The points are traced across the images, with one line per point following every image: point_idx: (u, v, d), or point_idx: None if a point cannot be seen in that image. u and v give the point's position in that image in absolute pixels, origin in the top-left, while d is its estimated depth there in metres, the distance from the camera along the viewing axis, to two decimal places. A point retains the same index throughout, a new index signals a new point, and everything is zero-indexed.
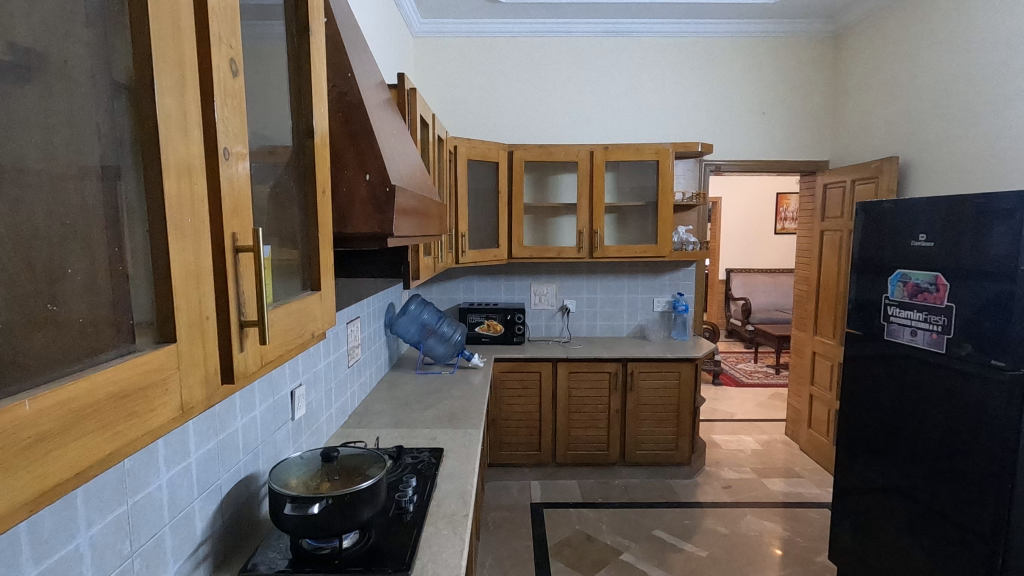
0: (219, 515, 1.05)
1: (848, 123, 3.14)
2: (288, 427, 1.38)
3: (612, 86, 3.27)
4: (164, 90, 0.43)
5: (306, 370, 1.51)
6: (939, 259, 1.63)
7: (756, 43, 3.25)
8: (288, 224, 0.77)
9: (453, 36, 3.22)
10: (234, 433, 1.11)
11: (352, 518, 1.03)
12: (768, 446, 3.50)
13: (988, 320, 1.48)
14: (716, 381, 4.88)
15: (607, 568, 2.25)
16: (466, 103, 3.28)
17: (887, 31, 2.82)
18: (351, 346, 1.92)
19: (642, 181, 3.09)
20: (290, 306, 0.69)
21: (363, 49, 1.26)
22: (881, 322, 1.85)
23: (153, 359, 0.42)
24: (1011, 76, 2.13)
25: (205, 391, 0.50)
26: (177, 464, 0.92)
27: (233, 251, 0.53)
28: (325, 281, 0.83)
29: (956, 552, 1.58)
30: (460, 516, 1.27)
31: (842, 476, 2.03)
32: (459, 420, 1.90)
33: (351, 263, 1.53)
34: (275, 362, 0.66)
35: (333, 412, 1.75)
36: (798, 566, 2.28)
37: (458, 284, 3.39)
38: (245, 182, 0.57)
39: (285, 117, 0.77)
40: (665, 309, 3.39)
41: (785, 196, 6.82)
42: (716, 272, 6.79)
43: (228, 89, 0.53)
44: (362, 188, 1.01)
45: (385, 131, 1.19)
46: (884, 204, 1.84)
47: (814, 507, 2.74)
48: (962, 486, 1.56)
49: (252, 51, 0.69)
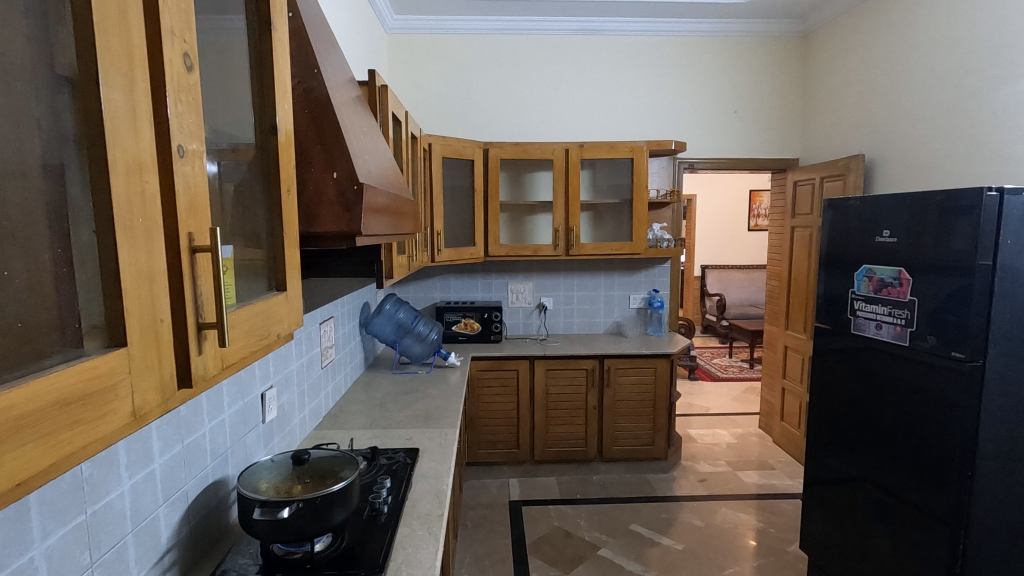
0: (186, 522, 1.03)
1: (818, 122, 3.21)
2: (259, 431, 1.36)
3: (587, 84, 3.28)
4: (111, 84, 0.42)
5: (277, 372, 1.48)
6: (901, 254, 1.67)
7: (728, 43, 3.30)
8: (250, 223, 0.76)
9: (427, 33, 3.20)
10: (201, 437, 1.09)
11: (324, 521, 1.02)
12: (742, 439, 3.57)
13: (951, 313, 1.52)
14: (692, 376, 4.96)
15: (585, 564, 2.26)
16: (441, 101, 3.26)
17: (854, 31, 2.88)
18: (325, 346, 1.90)
19: (617, 178, 3.11)
20: (254, 307, 0.68)
21: (332, 46, 1.25)
22: (848, 316, 1.89)
23: (101, 364, 0.41)
24: (972, 78, 2.20)
25: (161, 396, 0.49)
26: (141, 471, 0.89)
27: (189, 252, 0.52)
28: (292, 281, 0.81)
29: (920, 538, 1.63)
30: (435, 516, 1.26)
31: (812, 467, 2.08)
32: (435, 420, 1.89)
33: (323, 263, 1.51)
34: (237, 364, 0.65)
35: (307, 414, 1.72)
36: (771, 556, 2.33)
37: (434, 283, 3.37)
38: (203, 180, 0.55)
39: (247, 113, 0.76)
40: (641, 306, 3.43)
41: (757, 194, 6.94)
42: (692, 268, 6.89)
43: (183, 84, 0.51)
44: (330, 187, 1.00)
45: (355, 128, 1.18)
46: (851, 201, 1.88)
47: (787, 498, 2.80)
48: (925, 474, 1.61)
49: (211, 46, 0.67)
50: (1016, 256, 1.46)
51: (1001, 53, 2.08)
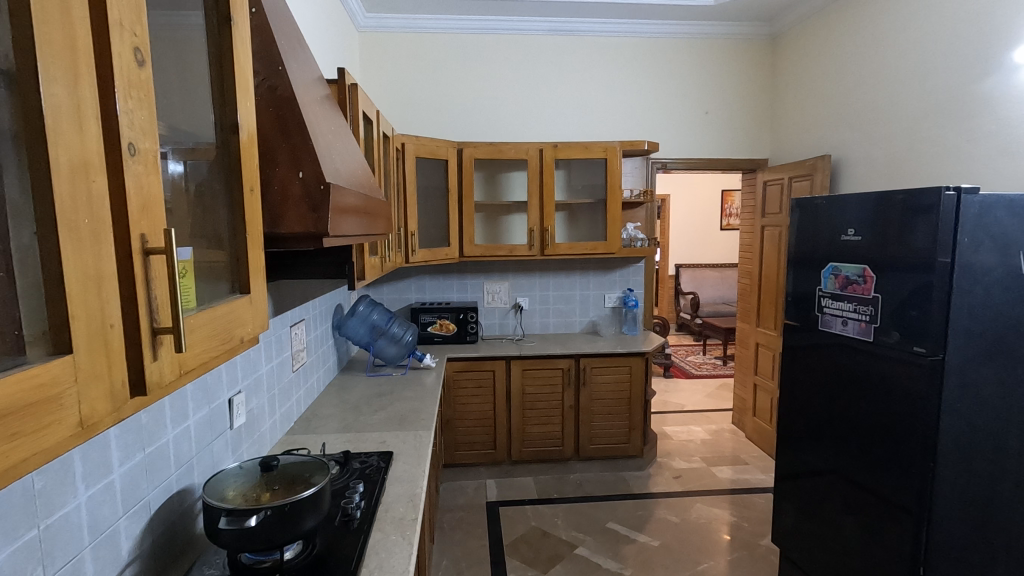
0: (149, 533, 0.99)
1: (786, 122, 3.28)
2: (226, 437, 1.32)
3: (561, 84, 3.29)
4: (52, 79, 0.40)
5: (246, 377, 1.44)
6: (866, 252, 1.71)
7: (698, 45, 3.34)
8: (210, 224, 0.73)
9: (400, 32, 3.17)
10: (164, 446, 1.06)
11: (294, 528, 1.00)
12: (716, 435, 3.62)
13: (913, 308, 1.56)
14: (667, 374, 5.02)
15: (562, 564, 2.26)
16: (414, 100, 3.23)
17: (820, 35, 2.96)
18: (296, 349, 1.86)
19: (592, 179, 3.13)
20: (215, 311, 0.66)
21: (299, 43, 1.22)
22: (816, 313, 1.93)
23: (46, 372, 0.39)
24: (935, 80, 2.26)
25: (112, 404, 0.47)
26: (98, 482, 0.86)
27: (142, 254, 0.50)
28: (256, 284, 0.79)
29: (886, 528, 1.67)
30: (409, 520, 1.25)
31: (783, 461, 2.12)
32: (410, 422, 1.87)
33: (293, 264, 1.48)
34: (196, 370, 0.63)
35: (277, 419, 1.68)
36: (745, 550, 2.37)
37: (409, 284, 3.34)
38: (157, 178, 0.53)
39: (206, 110, 0.73)
40: (616, 305, 3.45)
41: (729, 193, 7.06)
42: (666, 267, 6.98)
43: (133, 80, 0.49)
44: (296, 187, 0.98)
45: (322, 126, 1.15)
46: (818, 200, 1.91)
47: (759, 493, 2.85)
48: (890, 465, 1.65)
49: (166, 41, 0.65)
50: (973, 253, 1.51)
51: (958, 57, 2.16)
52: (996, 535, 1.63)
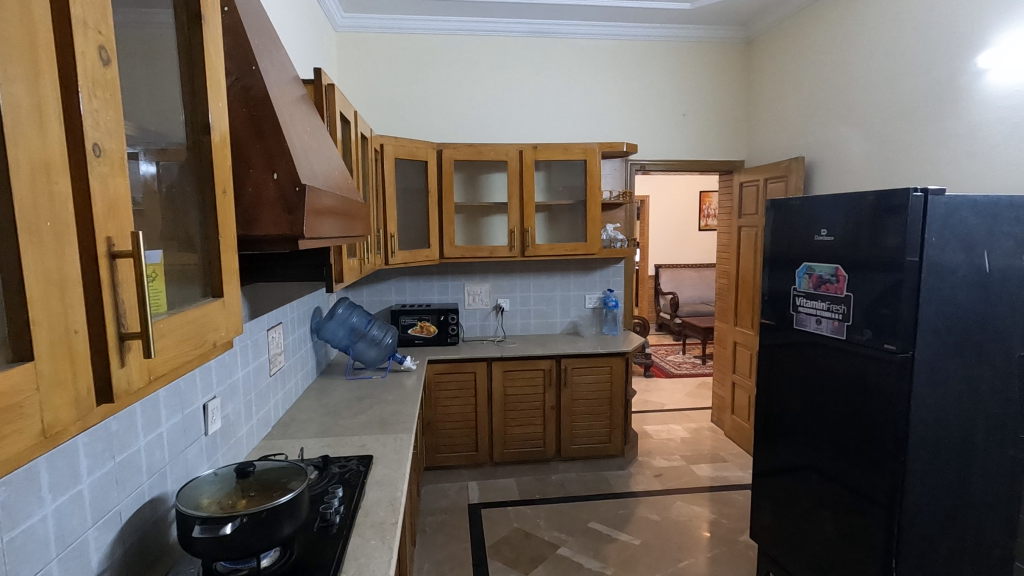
0: (120, 543, 0.97)
1: (762, 125, 3.34)
2: (200, 444, 1.29)
3: (541, 85, 3.30)
4: (12, 77, 0.39)
5: (221, 382, 1.42)
6: (839, 252, 1.75)
7: (676, 48, 3.39)
8: (181, 226, 0.72)
9: (378, 32, 3.15)
10: (135, 453, 1.03)
11: (271, 535, 0.98)
12: (696, 434, 3.66)
13: (885, 307, 1.60)
14: (647, 374, 5.07)
15: (544, 564, 2.27)
16: (393, 101, 3.21)
17: (793, 40, 3.02)
18: (274, 353, 1.83)
19: (572, 180, 3.14)
20: (187, 315, 0.64)
21: (274, 42, 1.20)
22: (791, 312, 1.97)
23: (4, 381, 0.38)
24: (906, 83, 2.31)
25: (77, 412, 0.46)
26: (66, 492, 0.84)
27: (108, 258, 0.48)
28: (229, 288, 0.78)
29: (860, 521, 1.71)
30: (389, 524, 1.24)
31: (761, 458, 2.15)
32: (390, 426, 1.85)
33: (269, 268, 1.45)
34: (166, 375, 0.61)
35: (254, 424, 1.66)
36: (724, 546, 2.40)
37: (389, 286, 3.31)
38: (124, 180, 0.52)
39: (176, 111, 0.72)
40: (597, 306, 3.47)
41: (707, 195, 7.16)
42: (646, 268, 7.04)
43: (98, 79, 0.48)
44: (270, 189, 0.96)
45: (298, 126, 1.14)
46: (792, 201, 1.95)
47: (738, 489, 2.89)
48: (863, 460, 1.69)
49: (135, 40, 0.63)
50: (941, 253, 1.55)
51: (925, 62, 2.22)
52: (964, 526, 1.67)
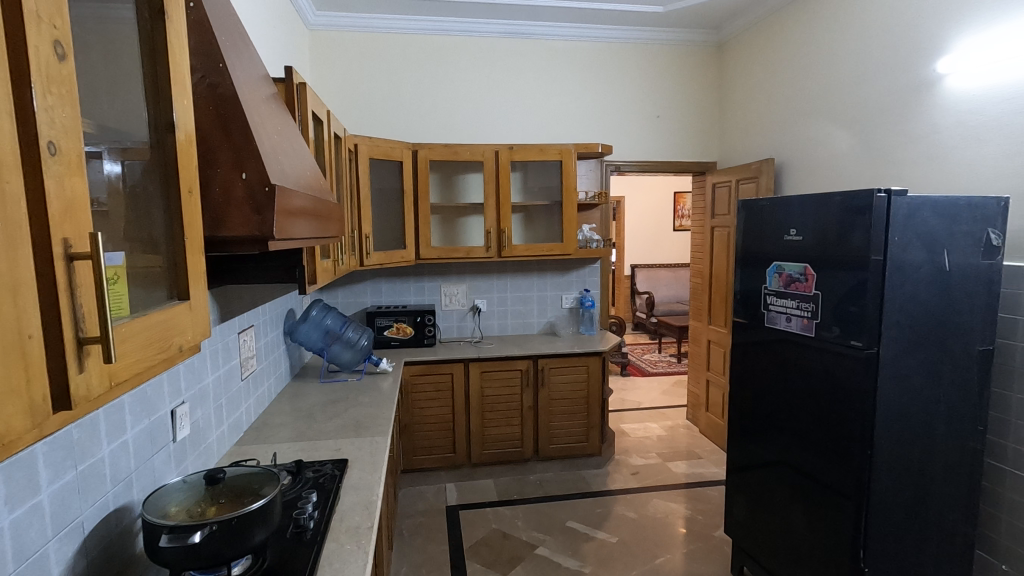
0: (83, 555, 0.94)
1: (733, 127, 3.40)
2: (168, 450, 1.26)
3: (516, 86, 3.30)
4: None
5: (189, 387, 1.38)
6: (807, 252, 1.79)
7: (649, 50, 3.43)
8: (142, 228, 0.70)
9: (352, 31, 3.12)
10: (99, 462, 1.00)
11: (242, 542, 0.96)
12: (672, 431, 3.70)
13: (850, 305, 1.65)
14: (624, 373, 5.11)
15: (523, 565, 2.27)
16: (367, 101, 3.18)
17: (763, 44, 3.09)
18: (245, 357, 1.80)
19: (548, 180, 3.15)
20: (151, 318, 0.63)
21: (243, 40, 1.18)
22: (762, 310, 2.01)
23: None
24: (870, 87, 2.38)
25: (32, 420, 0.45)
26: (25, 503, 0.81)
27: (65, 261, 0.46)
28: (196, 290, 0.76)
29: (830, 514, 1.75)
30: (364, 529, 1.22)
31: (735, 454, 2.19)
32: (365, 428, 1.83)
33: (239, 269, 1.43)
34: (129, 379, 0.60)
35: (225, 429, 1.62)
36: (700, 542, 2.44)
37: (365, 288, 3.28)
38: (82, 180, 0.50)
39: (139, 110, 0.70)
40: (574, 306, 3.49)
41: (681, 196, 7.27)
42: (622, 268, 7.11)
43: (54, 75, 0.46)
44: (239, 189, 0.94)
45: (268, 126, 1.12)
46: (762, 202, 1.99)
47: (713, 485, 2.94)
48: (832, 454, 1.73)
49: (96, 35, 0.61)
50: (904, 251, 1.59)
51: (887, 66, 2.29)
52: (928, 517, 1.73)
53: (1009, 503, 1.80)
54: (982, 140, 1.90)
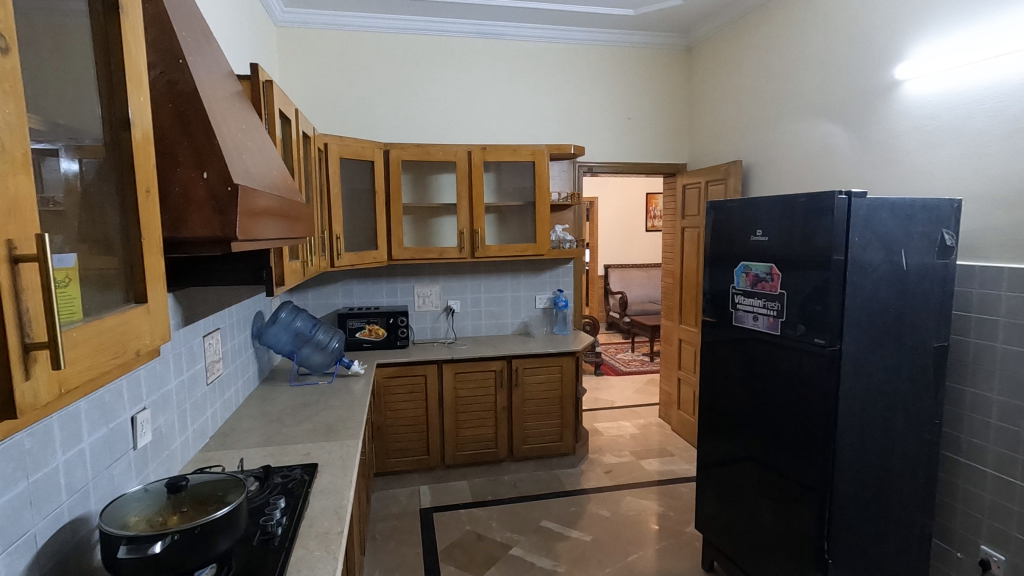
0: (36, 569, 0.90)
1: (702, 129, 3.47)
2: (128, 458, 1.22)
3: (489, 87, 3.31)
4: None
5: (151, 393, 1.34)
6: (773, 252, 1.83)
7: (621, 52, 3.47)
8: (94, 229, 0.67)
9: (322, 29, 3.08)
10: (53, 472, 0.96)
11: (205, 551, 0.93)
12: (644, 429, 3.75)
13: (814, 304, 1.69)
14: (598, 372, 5.15)
15: (497, 566, 2.27)
16: (337, 101, 3.14)
17: (730, 48, 3.16)
18: (211, 360, 1.75)
19: (521, 180, 3.15)
20: (105, 322, 0.61)
21: (205, 36, 1.15)
22: (730, 309, 2.06)
23: None
24: (832, 91, 2.45)
25: None
26: None
27: (9, 264, 0.44)
28: (154, 292, 0.73)
29: (796, 508, 1.80)
30: (334, 533, 1.21)
31: (705, 451, 2.23)
32: (336, 432, 1.80)
33: (203, 270, 1.39)
34: (80, 387, 0.57)
35: (189, 435, 1.58)
36: (672, 539, 2.47)
37: (336, 289, 3.23)
38: (28, 179, 0.48)
39: (93, 107, 0.67)
40: (547, 306, 3.50)
41: (653, 197, 7.38)
42: (596, 268, 7.17)
43: None
44: (200, 189, 0.92)
45: (231, 123, 1.09)
46: (729, 203, 2.03)
47: (684, 482, 2.99)
48: (798, 450, 1.77)
49: (43, 29, 0.59)
50: (864, 251, 1.65)
51: (848, 72, 2.36)
52: (889, 507, 1.78)
53: (963, 493, 1.87)
54: (937, 144, 1.98)
